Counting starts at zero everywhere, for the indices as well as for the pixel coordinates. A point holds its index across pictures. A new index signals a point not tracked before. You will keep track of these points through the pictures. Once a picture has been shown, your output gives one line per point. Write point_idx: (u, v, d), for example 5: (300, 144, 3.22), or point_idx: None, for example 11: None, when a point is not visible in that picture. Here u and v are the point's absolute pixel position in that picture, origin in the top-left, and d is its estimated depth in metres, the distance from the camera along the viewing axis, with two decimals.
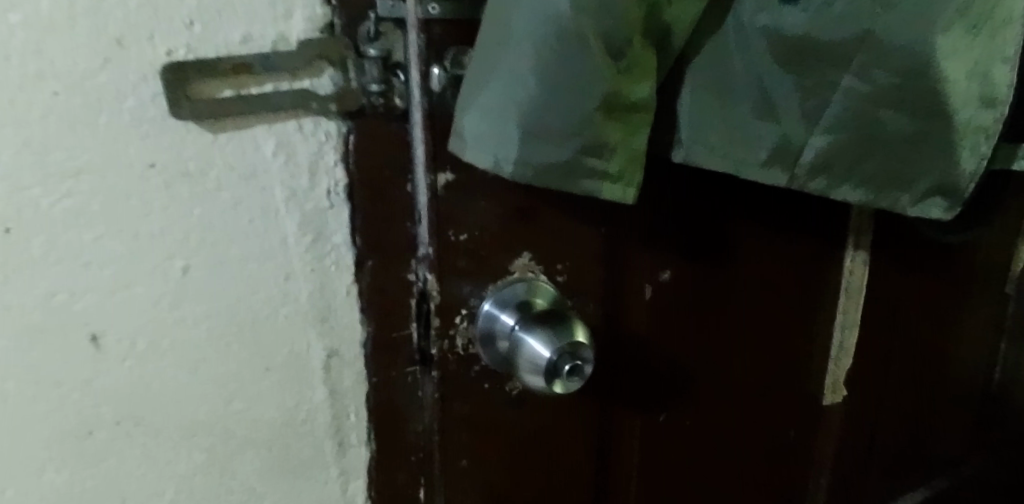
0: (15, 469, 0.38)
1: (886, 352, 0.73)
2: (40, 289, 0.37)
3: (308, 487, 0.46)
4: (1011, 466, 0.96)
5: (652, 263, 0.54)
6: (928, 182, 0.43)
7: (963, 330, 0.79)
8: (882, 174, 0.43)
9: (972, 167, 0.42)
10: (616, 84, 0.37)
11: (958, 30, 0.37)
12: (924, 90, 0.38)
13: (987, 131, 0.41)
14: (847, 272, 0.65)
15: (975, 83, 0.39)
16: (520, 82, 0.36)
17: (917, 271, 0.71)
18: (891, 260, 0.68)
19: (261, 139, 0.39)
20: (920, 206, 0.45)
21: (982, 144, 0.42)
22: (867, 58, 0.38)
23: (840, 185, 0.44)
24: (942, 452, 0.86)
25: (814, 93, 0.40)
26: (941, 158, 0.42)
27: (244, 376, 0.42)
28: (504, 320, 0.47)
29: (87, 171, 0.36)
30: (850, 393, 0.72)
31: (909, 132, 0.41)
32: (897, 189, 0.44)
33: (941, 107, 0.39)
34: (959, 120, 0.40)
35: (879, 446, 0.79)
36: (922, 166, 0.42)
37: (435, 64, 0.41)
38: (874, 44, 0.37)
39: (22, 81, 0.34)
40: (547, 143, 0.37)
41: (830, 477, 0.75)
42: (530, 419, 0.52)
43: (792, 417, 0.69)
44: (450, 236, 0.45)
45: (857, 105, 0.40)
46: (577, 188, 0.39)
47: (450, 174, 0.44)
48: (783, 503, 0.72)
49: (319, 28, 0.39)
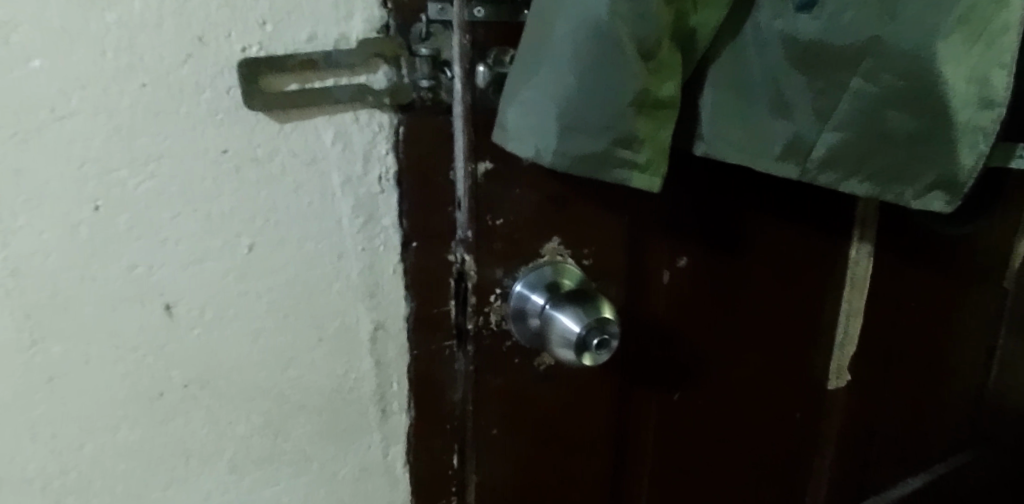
0: (94, 425, 0.42)
1: (889, 341, 0.77)
2: (122, 261, 0.40)
3: (353, 449, 0.50)
4: (1010, 457, 0.99)
5: (669, 250, 0.58)
6: (930, 177, 0.47)
7: (963, 322, 0.83)
8: (888, 170, 0.47)
9: (971, 163, 0.46)
10: (647, 82, 0.41)
11: (958, 39, 0.41)
12: (924, 92, 0.42)
13: (985, 131, 0.45)
14: (853, 263, 0.69)
15: (973, 86, 0.43)
16: (559, 79, 0.40)
17: (919, 264, 0.75)
18: (895, 255, 0.72)
19: (322, 129, 0.42)
20: (922, 200, 0.48)
21: (981, 143, 0.45)
22: (875, 62, 0.42)
23: (848, 179, 0.47)
24: (941, 441, 0.90)
25: (826, 94, 0.44)
26: (943, 154, 0.45)
27: (300, 346, 0.46)
28: (535, 300, 0.51)
29: (168, 155, 0.39)
30: (852, 379, 0.76)
31: (913, 131, 0.45)
32: (901, 184, 0.48)
33: (941, 107, 0.43)
34: (958, 119, 0.44)
35: (881, 432, 0.83)
36: (925, 162, 0.46)
37: (479, 63, 0.45)
38: (881, 49, 0.41)
39: (114, 72, 0.37)
40: (582, 135, 0.41)
41: (832, 459, 0.79)
42: (555, 394, 0.56)
43: (798, 401, 0.73)
44: (488, 221, 0.49)
45: (866, 105, 0.44)
46: (608, 176, 0.43)
47: (489, 163, 0.48)
48: (788, 483, 0.77)
49: (376, 28, 0.42)
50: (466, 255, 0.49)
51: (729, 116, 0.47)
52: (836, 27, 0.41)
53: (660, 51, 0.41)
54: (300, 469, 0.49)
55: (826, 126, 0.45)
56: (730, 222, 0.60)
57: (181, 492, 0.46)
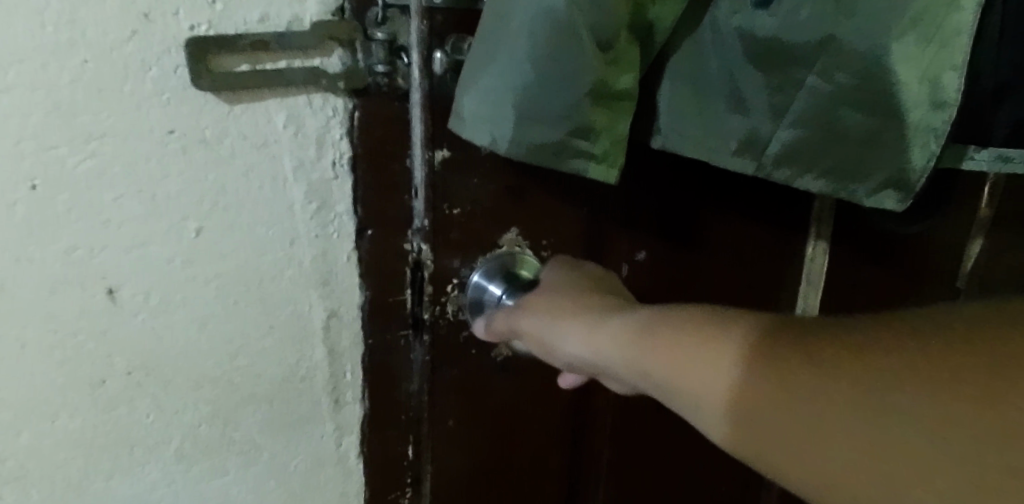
0: (32, 413, 0.41)
1: None
2: (63, 242, 0.39)
3: (305, 439, 0.49)
4: None
5: (628, 243, 0.58)
6: (881, 176, 0.46)
7: None
8: (841, 168, 0.47)
9: (921, 164, 0.45)
10: (604, 73, 0.41)
11: (910, 38, 0.40)
12: (874, 89, 0.42)
13: (937, 132, 0.44)
14: (809, 258, 0.70)
15: (924, 86, 0.42)
16: (516, 69, 0.39)
17: (871, 261, 0.76)
18: (848, 253, 0.74)
19: (273, 112, 0.42)
20: (874, 198, 0.48)
21: (932, 144, 0.44)
22: (829, 61, 0.41)
23: (802, 176, 0.48)
24: None
25: (780, 90, 0.44)
26: (893, 153, 0.45)
27: (250, 333, 0.45)
28: (492, 291, 0.51)
29: (111, 134, 0.38)
30: None
31: (865, 128, 0.44)
32: (854, 182, 0.48)
33: (891, 106, 0.42)
34: (908, 119, 0.43)
35: None
36: (876, 161, 0.46)
37: (437, 49, 0.45)
38: (835, 47, 0.41)
39: (53, 48, 0.35)
40: (539, 125, 0.41)
41: None
42: (512, 385, 0.56)
43: None
44: (445, 210, 0.49)
45: (819, 101, 0.43)
46: (566, 166, 0.43)
47: (446, 151, 0.47)
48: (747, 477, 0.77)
49: (330, 11, 0.42)
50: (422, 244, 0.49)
51: (688, 110, 0.47)
52: (791, 24, 0.41)
53: (618, 42, 0.40)
54: (249, 459, 0.48)
55: (781, 122, 0.45)
56: (690, 218, 0.60)
57: (125, 483, 0.45)
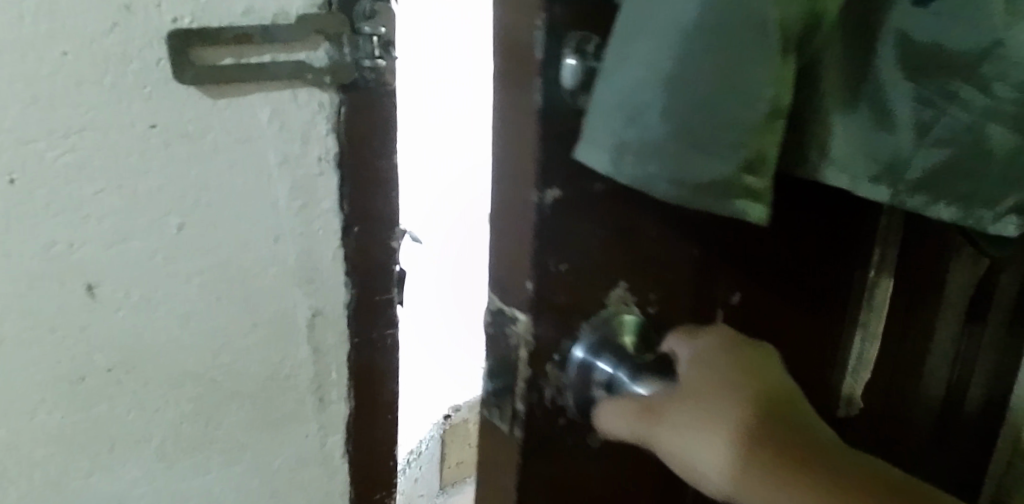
0: (10, 408, 0.40)
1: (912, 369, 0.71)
2: (41, 237, 0.38)
3: (289, 438, 0.49)
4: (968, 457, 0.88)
5: (728, 285, 0.51)
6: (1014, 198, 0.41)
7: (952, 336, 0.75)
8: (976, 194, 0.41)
9: None
10: (779, 89, 0.31)
11: None
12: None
13: None
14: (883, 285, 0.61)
15: None
16: (679, 85, 0.30)
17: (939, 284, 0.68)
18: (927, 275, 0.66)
19: (257, 106, 0.41)
20: (997, 224, 0.42)
21: None
22: (993, 69, 0.36)
23: (936, 204, 0.41)
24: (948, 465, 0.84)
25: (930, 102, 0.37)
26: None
27: (232, 331, 0.44)
28: (602, 367, 0.43)
29: (89, 128, 0.37)
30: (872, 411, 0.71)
31: (1010, 148, 0.39)
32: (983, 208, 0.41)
33: None
34: None
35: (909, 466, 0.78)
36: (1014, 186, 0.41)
37: (569, 54, 0.36)
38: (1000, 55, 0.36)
39: (32, 39, 0.35)
40: (699, 158, 0.31)
41: None
42: (603, 463, 0.50)
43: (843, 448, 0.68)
44: (553, 266, 0.41)
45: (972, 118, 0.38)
46: (725, 209, 0.33)
47: (557, 191, 0.39)
48: None
49: (317, 5, 0.41)
50: (517, 314, 0.42)
51: None
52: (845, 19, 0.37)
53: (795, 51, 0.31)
54: (231, 458, 0.47)
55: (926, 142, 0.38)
56: (779, 250, 0.52)
57: (104, 482, 0.44)
